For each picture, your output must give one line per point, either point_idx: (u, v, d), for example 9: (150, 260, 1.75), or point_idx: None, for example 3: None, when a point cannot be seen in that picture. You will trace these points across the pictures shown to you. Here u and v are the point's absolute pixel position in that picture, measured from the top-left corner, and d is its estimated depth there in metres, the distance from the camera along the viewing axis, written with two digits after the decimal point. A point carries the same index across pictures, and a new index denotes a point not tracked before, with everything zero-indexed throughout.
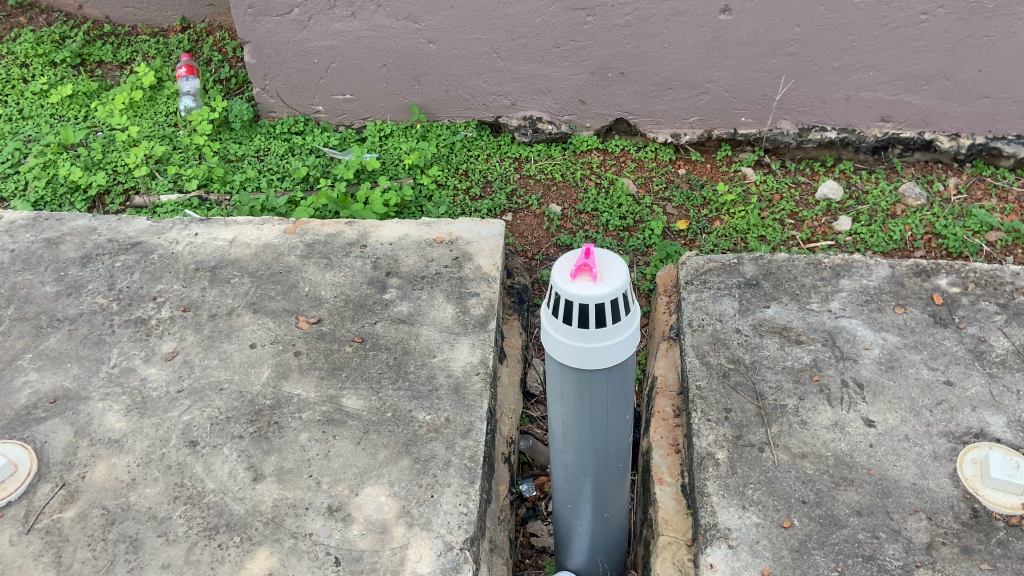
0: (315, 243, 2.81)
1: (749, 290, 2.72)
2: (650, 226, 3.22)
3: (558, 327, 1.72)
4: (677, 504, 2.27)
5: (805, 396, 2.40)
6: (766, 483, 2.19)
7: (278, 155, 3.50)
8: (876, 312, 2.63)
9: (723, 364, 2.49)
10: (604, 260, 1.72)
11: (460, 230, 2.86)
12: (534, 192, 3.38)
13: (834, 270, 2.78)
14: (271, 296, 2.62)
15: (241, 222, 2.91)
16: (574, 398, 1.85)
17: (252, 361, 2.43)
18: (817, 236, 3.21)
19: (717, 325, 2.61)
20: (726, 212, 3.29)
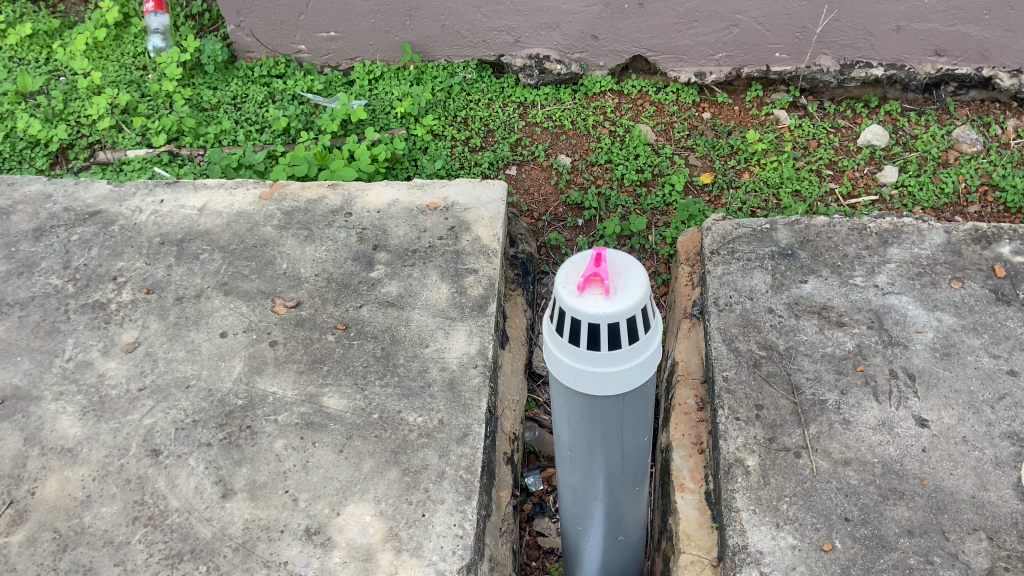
0: (294, 211, 2.49)
1: (784, 261, 2.40)
2: (670, 181, 2.87)
3: (562, 348, 1.44)
4: (701, 516, 2.01)
5: (848, 390, 2.11)
6: (803, 496, 1.93)
7: (256, 102, 3.15)
8: (929, 287, 2.31)
9: (753, 352, 2.20)
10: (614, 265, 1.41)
11: (456, 193, 2.53)
12: (542, 142, 3.04)
13: (881, 236, 2.45)
14: (244, 274, 2.33)
15: (212, 185, 2.59)
16: (581, 422, 1.58)
17: (222, 353, 2.16)
18: (859, 190, 2.87)
19: (747, 304, 2.31)
20: (756, 162, 2.93)
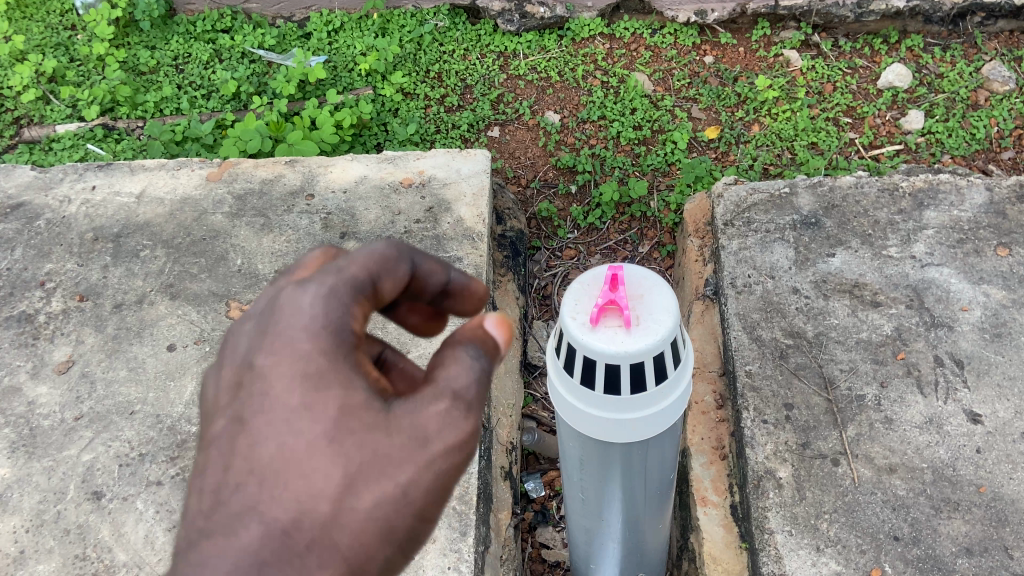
0: (247, 194, 2.17)
1: (808, 231, 2.12)
2: (673, 138, 2.57)
3: (572, 390, 1.17)
4: (727, 534, 1.78)
5: (888, 382, 1.86)
6: (845, 512, 1.69)
7: (201, 63, 2.80)
8: (972, 256, 2.05)
9: (779, 341, 1.94)
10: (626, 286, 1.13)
11: (432, 166, 2.21)
12: (526, 97, 2.72)
13: (916, 197, 2.17)
14: (192, 273, 2.03)
15: (150, 166, 2.26)
16: (596, 463, 1.33)
17: (170, 370, 1.87)
18: (882, 138, 2.57)
19: (769, 283, 2.04)
20: (766, 112, 2.62)
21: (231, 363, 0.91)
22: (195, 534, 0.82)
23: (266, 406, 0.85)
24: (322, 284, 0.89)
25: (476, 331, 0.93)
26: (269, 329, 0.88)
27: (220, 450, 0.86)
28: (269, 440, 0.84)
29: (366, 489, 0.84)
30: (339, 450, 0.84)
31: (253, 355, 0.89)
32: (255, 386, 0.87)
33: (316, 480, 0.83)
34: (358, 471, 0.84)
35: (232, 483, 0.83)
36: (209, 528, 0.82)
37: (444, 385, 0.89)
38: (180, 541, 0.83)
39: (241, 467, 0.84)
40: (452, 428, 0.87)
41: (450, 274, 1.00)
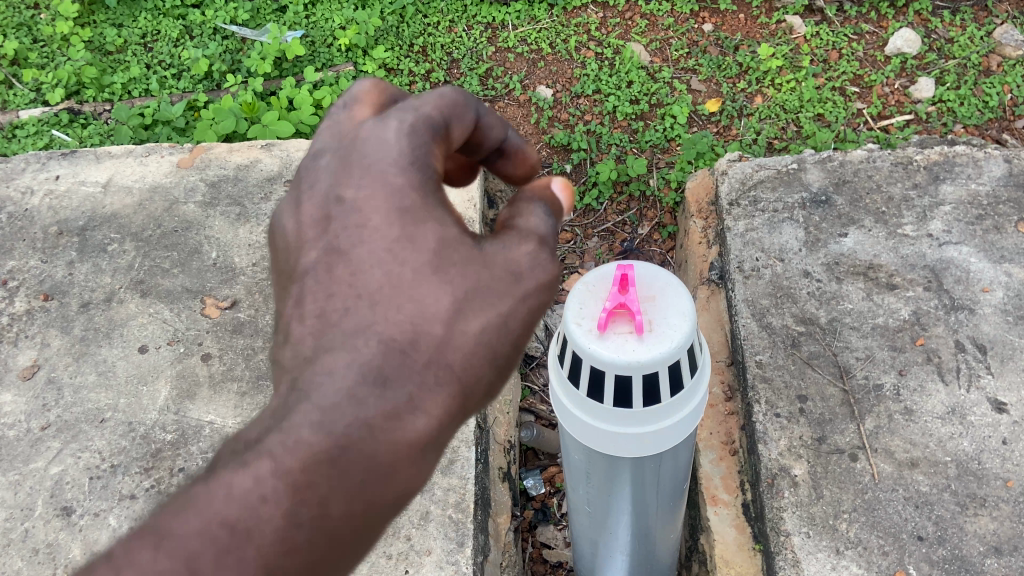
0: (221, 181, 2.04)
1: (818, 210, 2.01)
2: (672, 112, 2.44)
3: (578, 402, 1.06)
4: (740, 536, 1.68)
5: (907, 369, 1.75)
6: (866, 511, 1.59)
7: (170, 41, 2.65)
8: (992, 232, 1.93)
9: (790, 329, 1.83)
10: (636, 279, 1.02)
11: None
12: (516, 71, 2.59)
13: (931, 171, 2.06)
14: (164, 268, 1.90)
15: (117, 153, 2.13)
16: (603, 473, 1.23)
17: (143, 374, 1.75)
18: (891, 108, 2.45)
19: (778, 266, 1.93)
20: (769, 83, 2.50)
21: (313, 200, 0.92)
22: (313, 351, 0.86)
23: (364, 233, 0.88)
24: (406, 116, 0.90)
25: (545, 192, 0.94)
26: (359, 162, 0.90)
27: (321, 278, 0.88)
28: (371, 266, 0.86)
29: (470, 320, 0.86)
30: (440, 279, 0.86)
31: (342, 187, 0.90)
32: (349, 220, 0.89)
33: (423, 306, 0.85)
34: (461, 300, 0.86)
35: (340, 306, 0.86)
36: (325, 346, 0.85)
37: (529, 227, 0.90)
38: (295, 360, 0.87)
39: (349, 289, 0.87)
40: (545, 269, 0.88)
41: (507, 132, 1.00)
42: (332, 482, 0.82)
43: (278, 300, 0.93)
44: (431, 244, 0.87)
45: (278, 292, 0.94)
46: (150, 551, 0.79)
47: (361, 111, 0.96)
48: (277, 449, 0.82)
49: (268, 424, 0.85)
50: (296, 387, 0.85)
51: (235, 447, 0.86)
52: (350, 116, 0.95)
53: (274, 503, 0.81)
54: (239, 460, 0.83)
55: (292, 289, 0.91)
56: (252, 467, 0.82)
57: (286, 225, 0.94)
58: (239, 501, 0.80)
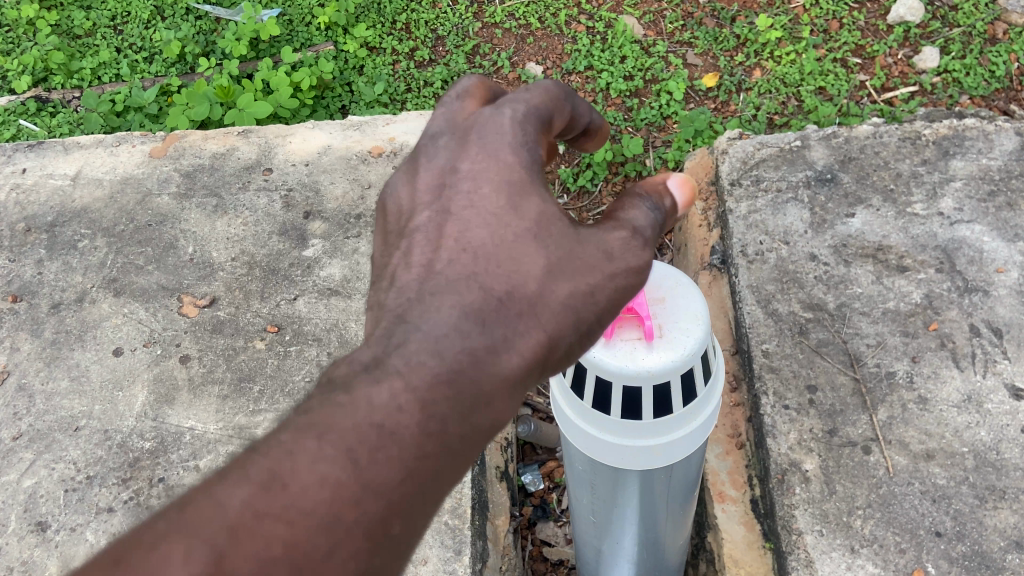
0: (197, 171, 1.94)
1: (823, 189, 1.92)
2: (668, 88, 2.35)
3: (582, 412, 0.98)
4: (749, 534, 1.61)
5: (920, 356, 1.68)
6: (881, 506, 1.52)
7: (142, 22, 2.54)
8: (1005, 209, 1.85)
9: (797, 315, 1.75)
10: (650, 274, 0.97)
11: (404, 132, 1.98)
12: (504, 47, 2.49)
13: (939, 146, 1.97)
14: (138, 266, 1.80)
15: (86, 143, 2.03)
16: (608, 481, 1.15)
17: (118, 378, 1.66)
18: (894, 80, 2.35)
19: (783, 250, 1.84)
20: (768, 56, 2.40)
21: (426, 172, 0.92)
22: (418, 293, 0.83)
23: (473, 202, 0.88)
24: (518, 105, 0.91)
25: (657, 190, 0.92)
26: (472, 140, 0.91)
27: (429, 235, 0.87)
28: (475, 227, 0.86)
29: (565, 279, 0.83)
30: (539, 246, 0.85)
31: (453, 165, 0.91)
32: (461, 187, 0.89)
33: (520, 266, 0.83)
34: (559, 260, 0.84)
35: (445, 257, 0.85)
36: (431, 291, 0.83)
37: (631, 219, 0.89)
38: (397, 303, 0.84)
39: (454, 245, 0.85)
40: (637, 254, 0.86)
41: (595, 120, 1.00)
42: (460, 402, 0.76)
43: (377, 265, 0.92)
44: (534, 211, 0.86)
45: (379, 253, 0.93)
46: (301, 452, 0.68)
47: (472, 98, 0.97)
48: (404, 367, 0.76)
49: (382, 349, 0.78)
50: (402, 320, 0.81)
51: (347, 371, 0.77)
52: (456, 103, 0.96)
53: (417, 414, 0.73)
54: (363, 376, 0.75)
55: (396, 247, 0.90)
56: (384, 380, 0.74)
57: (394, 197, 0.94)
58: (381, 408, 0.72)
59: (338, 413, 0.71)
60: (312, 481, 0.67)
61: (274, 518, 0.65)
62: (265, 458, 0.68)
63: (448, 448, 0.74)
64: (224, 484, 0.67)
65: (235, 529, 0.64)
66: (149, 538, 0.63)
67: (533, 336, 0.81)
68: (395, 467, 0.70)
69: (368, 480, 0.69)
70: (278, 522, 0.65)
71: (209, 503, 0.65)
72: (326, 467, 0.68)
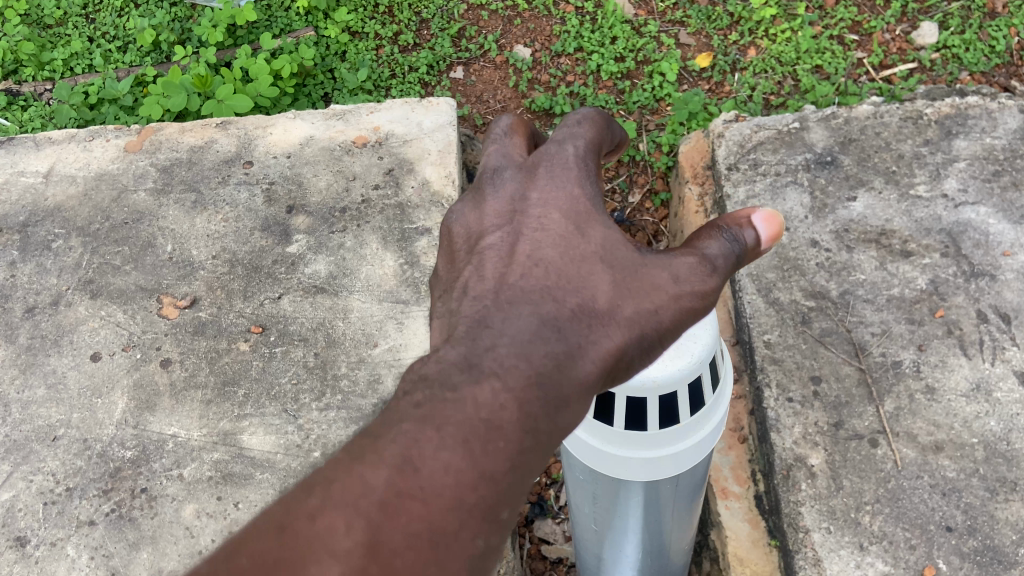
0: (174, 165, 1.86)
1: (823, 172, 1.87)
2: (660, 69, 2.28)
3: (582, 423, 0.92)
4: (754, 531, 1.56)
5: (927, 344, 1.62)
6: (890, 501, 1.48)
7: (115, 10, 2.46)
8: (1011, 190, 1.79)
9: (799, 304, 1.70)
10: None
11: (389, 121, 1.91)
12: (491, 30, 2.42)
13: (941, 126, 1.91)
14: (115, 266, 1.73)
15: (58, 138, 1.95)
16: (610, 491, 1.11)
17: (97, 385, 1.60)
18: (892, 57, 2.29)
19: (784, 236, 1.79)
20: (763, 34, 2.33)
21: (493, 201, 0.90)
22: (493, 301, 0.79)
23: (543, 224, 0.85)
24: (578, 141, 0.91)
25: (738, 222, 0.86)
26: (537, 171, 0.90)
27: (500, 252, 0.84)
28: (546, 245, 0.83)
29: (634, 298, 0.80)
30: (606, 269, 0.82)
31: (519, 193, 0.89)
32: (529, 213, 0.87)
33: (589, 287, 0.80)
34: (627, 280, 0.82)
35: (517, 272, 0.81)
36: (506, 300, 0.79)
37: (707, 249, 0.84)
38: (470, 311, 0.79)
39: (526, 259, 0.82)
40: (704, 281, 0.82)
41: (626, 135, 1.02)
42: (554, 401, 0.73)
43: (442, 284, 0.88)
44: (601, 235, 0.84)
45: (444, 273, 0.89)
46: (427, 439, 0.67)
47: (525, 138, 0.97)
48: (498, 367, 0.73)
49: (470, 346, 0.74)
50: (482, 322, 0.77)
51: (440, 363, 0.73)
52: (508, 139, 0.95)
53: (522, 410, 0.71)
54: (462, 370, 0.72)
55: (464, 264, 0.86)
56: (484, 378, 0.71)
57: (461, 222, 0.91)
58: (486, 404, 0.69)
59: (448, 407, 0.69)
60: (440, 467, 0.65)
61: (413, 495, 0.64)
62: (393, 440, 0.66)
63: (544, 444, 0.72)
64: (360, 463, 0.65)
65: (383, 505, 0.63)
66: (306, 512, 0.63)
67: (607, 346, 0.77)
68: (506, 459, 0.68)
69: (485, 470, 0.67)
70: (415, 502, 0.64)
71: (353, 480, 0.64)
72: (451, 454, 0.66)
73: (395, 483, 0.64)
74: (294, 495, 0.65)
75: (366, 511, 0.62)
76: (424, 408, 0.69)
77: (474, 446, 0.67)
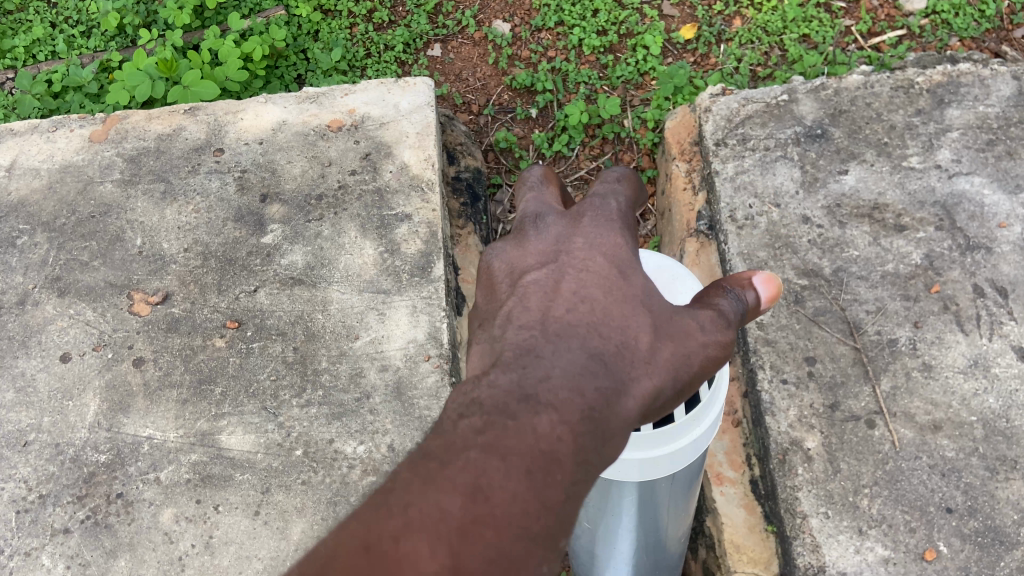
0: (141, 155, 1.79)
1: (813, 145, 1.81)
2: (644, 42, 2.21)
3: None
4: (750, 517, 1.53)
5: (923, 321, 1.58)
6: (888, 483, 1.44)
7: None
8: (1005, 159, 1.75)
9: (792, 283, 1.65)
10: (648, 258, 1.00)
11: (364, 102, 1.84)
12: (469, 5, 2.35)
13: (933, 95, 1.86)
14: (84, 262, 1.67)
15: (19, 129, 1.87)
16: (603, 490, 1.09)
17: (68, 387, 1.54)
18: (881, 24, 2.23)
19: (774, 212, 1.74)
20: (749, 2, 2.26)
21: (535, 240, 0.89)
22: (540, 330, 0.78)
23: (587, 263, 0.85)
24: (619, 197, 0.93)
25: (740, 283, 0.89)
26: (582, 215, 0.90)
27: (544, 287, 0.83)
28: (592, 282, 0.82)
29: (672, 341, 0.81)
30: (646, 312, 0.82)
31: (564, 234, 0.89)
32: (574, 252, 0.86)
33: (630, 328, 0.80)
34: (665, 323, 0.83)
35: (563, 305, 0.80)
36: (555, 331, 0.77)
37: (719, 304, 0.87)
38: (516, 339, 0.77)
39: (572, 294, 0.81)
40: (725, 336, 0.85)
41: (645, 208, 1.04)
42: (602, 439, 0.71)
43: (478, 316, 0.86)
44: (643, 281, 0.84)
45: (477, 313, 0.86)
46: (495, 468, 0.62)
47: (558, 190, 0.97)
48: (553, 400, 0.70)
49: (521, 373, 0.72)
50: (530, 351, 0.75)
51: (498, 394, 0.70)
52: (544, 187, 0.95)
53: (578, 443, 0.68)
54: (519, 399, 0.69)
55: (506, 296, 0.84)
56: (542, 409, 0.68)
57: (500, 258, 0.89)
58: (546, 435, 0.66)
59: (510, 434, 0.65)
60: (508, 497, 0.60)
61: (487, 521, 0.58)
62: (461, 467, 0.61)
63: (595, 478, 0.69)
64: (431, 488, 0.60)
65: (460, 531, 0.57)
66: (384, 537, 0.57)
67: (647, 386, 0.78)
68: (566, 492, 0.64)
69: (550, 501, 0.62)
70: (487, 529, 0.58)
71: (429, 504, 0.58)
72: (519, 483, 0.61)
73: (471, 509, 0.58)
74: (364, 518, 0.59)
75: (445, 537, 0.57)
76: (488, 434, 0.64)
77: (538, 476, 0.63)
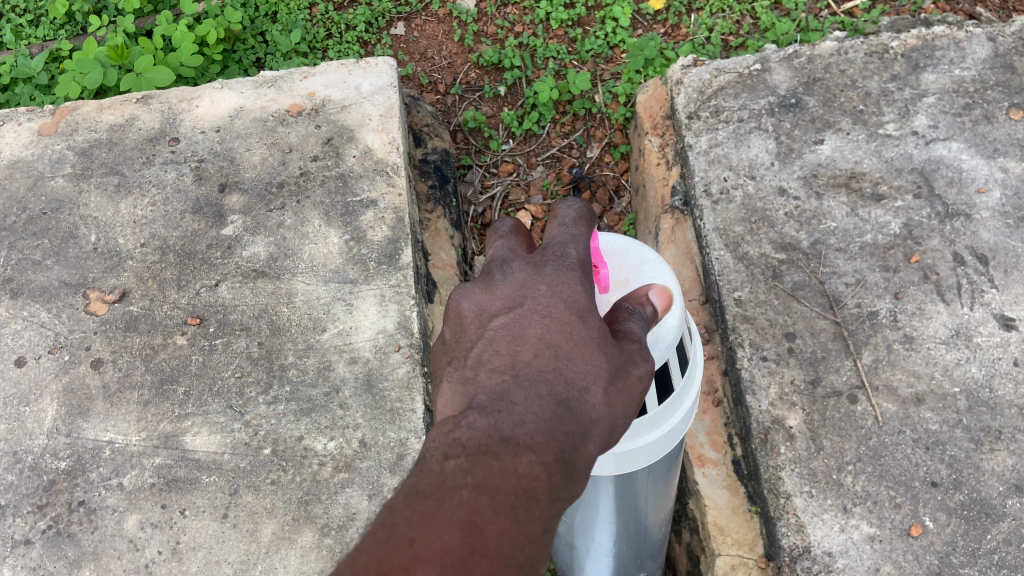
0: (93, 147, 1.72)
1: (787, 115, 1.77)
2: (613, 14, 2.16)
3: None
4: (733, 497, 1.50)
5: (903, 291, 1.55)
6: (872, 459, 1.42)
7: None
8: (983, 123, 1.71)
9: (769, 257, 1.61)
10: (615, 243, 0.97)
11: (325, 85, 1.77)
12: None
13: (907, 59, 1.82)
14: (37, 261, 1.60)
15: None
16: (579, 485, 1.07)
17: (24, 392, 1.48)
18: None
19: (750, 185, 1.70)
20: None
21: (502, 284, 0.84)
22: (510, 371, 0.75)
23: (551, 306, 0.80)
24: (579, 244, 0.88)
25: (637, 299, 0.85)
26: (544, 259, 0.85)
27: (510, 329, 0.79)
28: (557, 321, 0.79)
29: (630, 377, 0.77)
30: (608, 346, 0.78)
31: (529, 282, 0.83)
32: (538, 291, 0.82)
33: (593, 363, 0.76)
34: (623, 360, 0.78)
35: (529, 349, 0.76)
36: (526, 376, 0.74)
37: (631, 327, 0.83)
38: (489, 382, 0.74)
39: (538, 336, 0.78)
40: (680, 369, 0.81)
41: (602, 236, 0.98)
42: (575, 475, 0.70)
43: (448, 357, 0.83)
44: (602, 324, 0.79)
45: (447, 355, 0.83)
46: (484, 508, 0.65)
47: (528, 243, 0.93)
48: (529, 442, 0.69)
49: (498, 418, 0.71)
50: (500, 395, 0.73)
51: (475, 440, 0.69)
52: (513, 236, 0.91)
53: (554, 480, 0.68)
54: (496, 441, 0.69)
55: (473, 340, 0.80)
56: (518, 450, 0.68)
57: (469, 301, 0.84)
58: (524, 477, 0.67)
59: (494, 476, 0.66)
60: (500, 531, 0.64)
61: (483, 552, 0.63)
62: (457, 505, 0.65)
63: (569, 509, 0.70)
64: (433, 523, 0.64)
65: (459, 562, 0.62)
66: (399, 566, 0.62)
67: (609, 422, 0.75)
68: (544, 524, 0.67)
69: (534, 534, 0.66)
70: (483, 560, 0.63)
71: (430, 539, 0.63)
72: (507, 519, 0.65)
73: (468, 542, 0.63)
74: (380, 549, 0.64)
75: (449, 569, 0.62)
76: (477, 474, 0.67)
77: (520, 513, 0.66)
